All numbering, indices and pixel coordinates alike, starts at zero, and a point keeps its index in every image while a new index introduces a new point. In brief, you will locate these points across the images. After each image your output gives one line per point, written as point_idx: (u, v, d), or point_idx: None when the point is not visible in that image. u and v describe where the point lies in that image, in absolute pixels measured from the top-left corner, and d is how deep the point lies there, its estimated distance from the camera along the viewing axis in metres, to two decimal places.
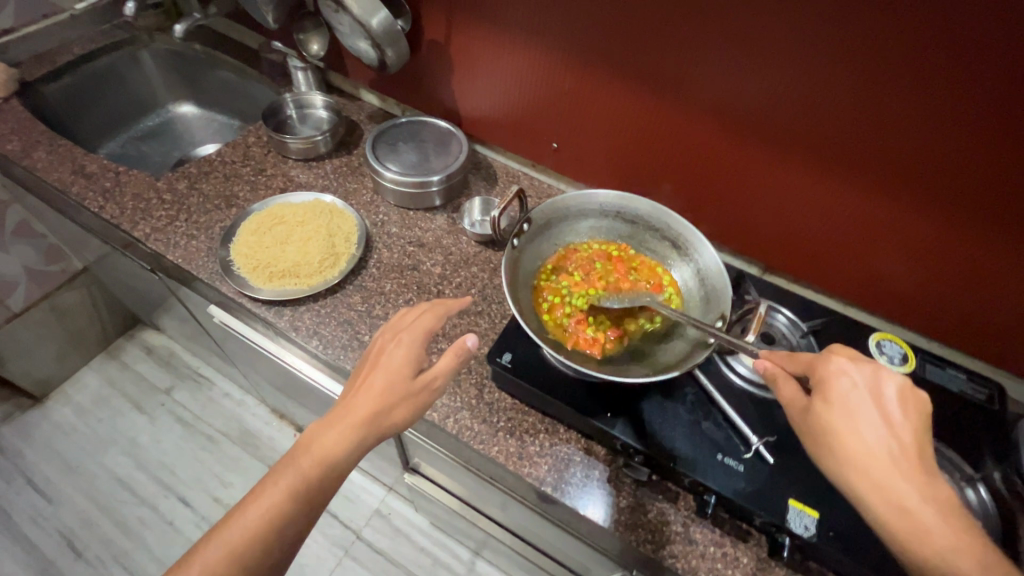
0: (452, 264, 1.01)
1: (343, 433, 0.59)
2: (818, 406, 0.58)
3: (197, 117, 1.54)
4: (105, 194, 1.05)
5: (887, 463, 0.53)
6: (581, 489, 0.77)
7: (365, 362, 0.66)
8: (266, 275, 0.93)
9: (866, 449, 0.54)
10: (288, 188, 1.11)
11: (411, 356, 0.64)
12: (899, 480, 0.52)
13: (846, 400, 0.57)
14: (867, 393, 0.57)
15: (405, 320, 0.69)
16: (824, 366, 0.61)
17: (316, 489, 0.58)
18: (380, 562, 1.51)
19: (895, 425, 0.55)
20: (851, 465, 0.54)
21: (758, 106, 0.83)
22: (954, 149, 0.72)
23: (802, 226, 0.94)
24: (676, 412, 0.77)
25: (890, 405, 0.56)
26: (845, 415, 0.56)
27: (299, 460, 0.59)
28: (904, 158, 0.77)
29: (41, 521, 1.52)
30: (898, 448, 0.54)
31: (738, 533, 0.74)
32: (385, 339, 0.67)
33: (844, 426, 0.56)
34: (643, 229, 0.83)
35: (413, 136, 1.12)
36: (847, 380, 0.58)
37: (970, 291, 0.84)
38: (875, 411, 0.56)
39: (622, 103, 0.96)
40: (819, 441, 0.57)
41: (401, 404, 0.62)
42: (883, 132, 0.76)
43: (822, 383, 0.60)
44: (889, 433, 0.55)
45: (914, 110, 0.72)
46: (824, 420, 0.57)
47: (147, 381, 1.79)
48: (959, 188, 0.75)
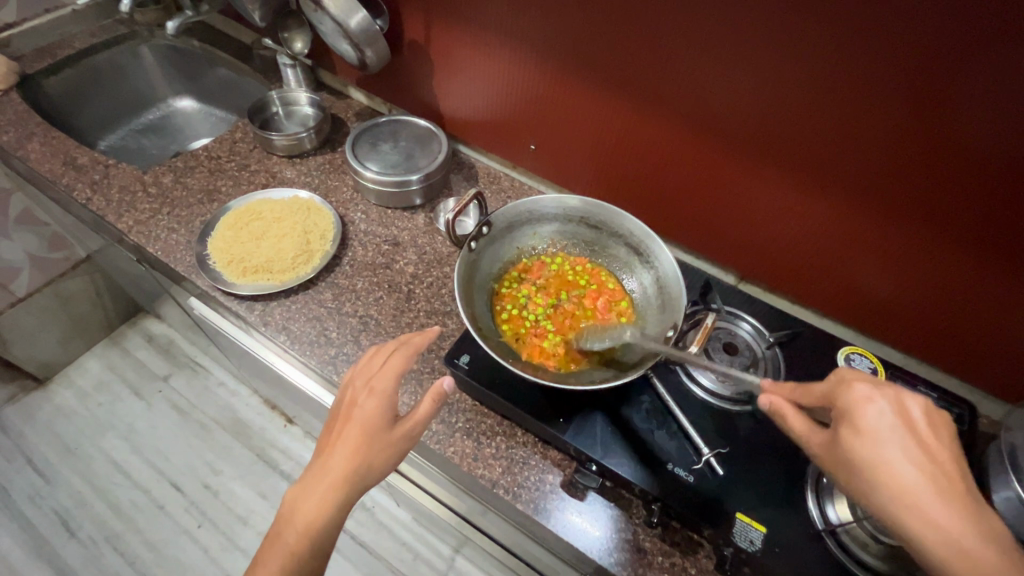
0: (425, 264, 1.02)
1: (325, 493, 0.59)
2: (847, 437, 0.51)
3: (196, 111, 1.57)
4: (94, 186, 1.08)
5: (937, 498, 0.46)
6: (534, 493, 0.77)
7: (338, 414, 0.65)
8: (240, 270, 0.95)
9: (907, 481, 0.47)
10: (270, 184, 1.13)
11: (385, 405, 0.63)
12: (958, 519, 0.45)
13: (880, 428, 0.50)
14: (898, 415, 0.51)
15: (374, 365, 0.68)
16: (847, 393, 0.54)
17: (305, 562, 0.57)
18: (361, 554, 1.53)
19: (936, 451, 0.49)
20: (899, 505, 0.46)
21: (729, 115, 0.82)
22: (922, 161, 0.71)
23: (774, 235, 0.92)
24: (630, 419, 0.76)
25: (923, 429, 0.50)
26: (878, 443, 0.50)
27: (284, 534, 0.58)
28: (872, 168, 0.75)
29: (39, 500, 1.58)
30: (946, 481, 0.47)
31: (688, 544, 0.73)
32: (356, 390, 0.65)
33: (883, 457, 0.49)
34: (607, 235, 0.83)
35: (394, 135, 1.13)
36: (872, 403, 0.52)
37: (942, 305, 0.82)
38: (908, 436, 0.50)
39: (596, 107, 0.96)
40: (854, 477, 0.50)
41: (380, 458, 0.61)
42: (850, 142, 0.74)
43: (848, 411, 0.53)
44: (925, 460, 0.48)
45: (881, 122, 0.71)
46: (858, 452, 0.50)
47: (146, 368, 1.84)
48: (928, 203, 0.74)
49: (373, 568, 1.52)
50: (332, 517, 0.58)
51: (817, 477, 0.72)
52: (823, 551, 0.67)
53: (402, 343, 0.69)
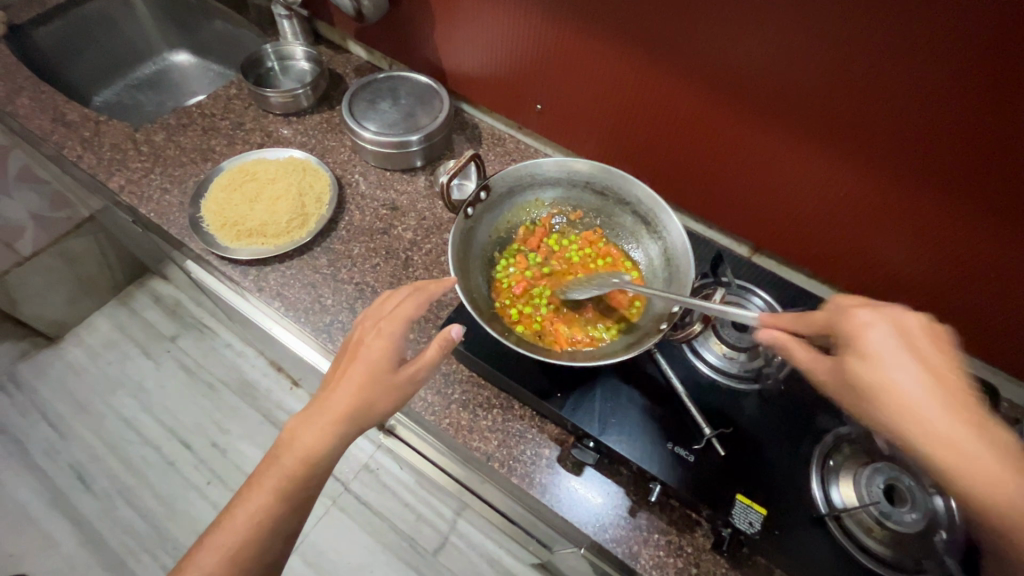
0: (424, 230, 0.98)
1: (320, 432, 0.56)
2: (854, 363, 0.49)
3: (193, 66, 1.51)
4: (84, 143, 1.05)
5: (945, 413, 0.44)
6: (530, 467, 0.75)
7: (343, 354, 0.61)
8: (233, 233, 0.92)
9: (920, 404, 0.45)
10: (266, 144, 1.08)
11: (391, 349, 0.60)
12: (960, 428, 0.43)
13: (882, 349, 0.48)
14: (899, 333, 0.48)
15: (386, 307, 0.64)
16: (846, 321, 0.52)
17: (300, 487, 0.57)
18: (366, 514, 1.57)
19: (937, 364, 0.46)
20: (902, 425, 0.45)
21: (749, 75, 0.75)
22: (958, 127, 0.64)
23: (793, 204, 0.87)
24: (631, 396, 0.74)
25: (927, 346, 0.48)
26: (888, 366, 0.47)
27: (282, 458, 0.57)
28: (902, 134, 0.68)
29: (54, 454, 1.62)
30: (949, 392, 0.45)
31: (685, 522, 0.72)
32: (365, 329, 0.62)
33: (890, 378, 0.46)
34: (614, 202, 0.78)
35: (393, 92, 1.06)
36: (869, 324, 0.50)
37: (970, 284, 0.77)
38: (910, 353, 0.47)
39: (605, 63, 0.89)
40: (868, 404, 0.47)
41: (383, 400, 0.58)
42: (880, 104, 0.67)
43: (850, 337, 0.50)
44: (934, 379, 0.45)
45: (918, 86, 0.63)
46: (867, 376, 0.47)
47: (154, 328, 1.85)
48: (962, 177, 0.68)
49: (376, 526, 1.56)
50: (331, 449, 0.56)
51: (823, 459, 0.69)
52: (824, 534, 0.65)
53: (416, 286, 0.65)
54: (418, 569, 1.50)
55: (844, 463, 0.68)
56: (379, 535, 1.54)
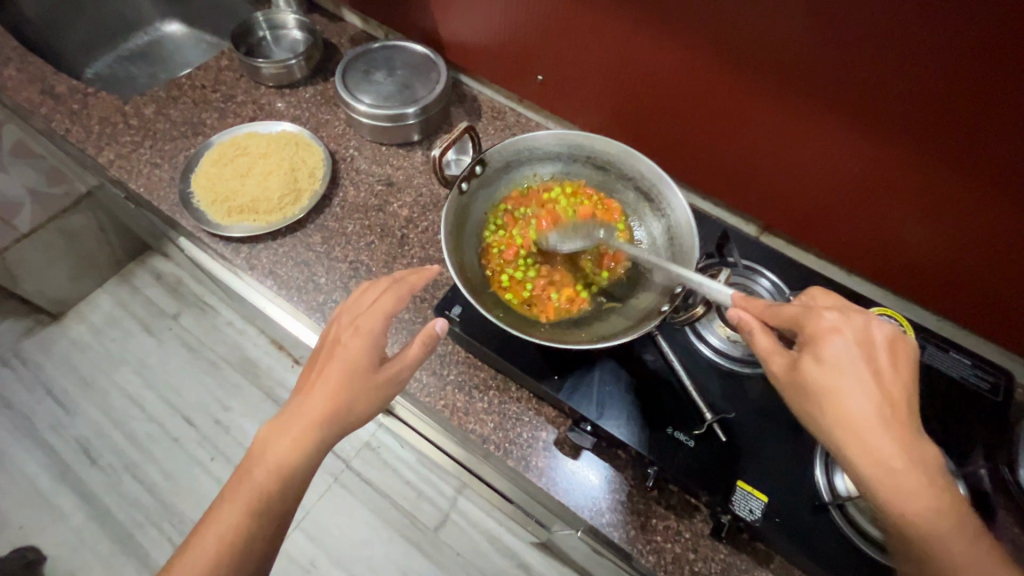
0: (420, 207, 0.95)
1: (300, 434, 0.57)
2: (806, 364, 0.50)
3: (185, 36, 1.47)
4: (72, 116, 1.02)
5: (879, 426, 0.47)
6: (526, 449, 0.74)
7: (320, 352, 0.63)
8: (224, 210, 0.90)
9: (857, 412, 0.47)
10: (258, 116, 1.05)
11: (370, 347, 0.61)
12: (892, 444, 0.46)
13: (840, 359, 0.49)
14: (860, 344, 0.49)
15: (363, 302, 0.65)
16: (812, 321, 0.51)
17: (276, 497, 0.57)
18: (367, 491, 1.58)
19: (886, 379, 0.49)
20: (837, 428, 0.48)
21: (761, 41, 0.71)
22: (984, 91, 0.60)
23: (804, 179, 0.83)
24: (630, 379, 0.71)
25: (880, 354, 0.49)
26: (836, 374, 0.48)
27: (254, 471, 0.58)
28: (923, 101, 0.65)
29: (61, 429, 1.64)
30: (890, 409, 0.47)
31: (684, 507, 0.70)
32: (341, 327, 0.63)
33: (837, 385, 0.48)
34: (616, 177, 0.74)
35: (389, 62, 1.02)
36: (836, 331, 0.50)
37: (988, 261, 0.74)
38: (862, 363, 0.49)
39: (610, 29, 0.85)
40: (806, 402, 0.50)
41: (362, 401, 0.59)
42: (901, 69, 0.64)
43: (812, 338, 0.51)
44: (877, 391, 0.48)
45: (940, 48, 0.60)
46: (813, 378, 0.49)
47: (155, 305, 1.84)
48: (986, 146, 0.64)
49: (377, 503, 1.57)
50: (305, 458, 0.57)
51: None
52: (827, 523, 0.63)
53: (396, 278, 0.65)
54: (419, 545, 1.52)
55: None
56: (380, 512, 1.56)
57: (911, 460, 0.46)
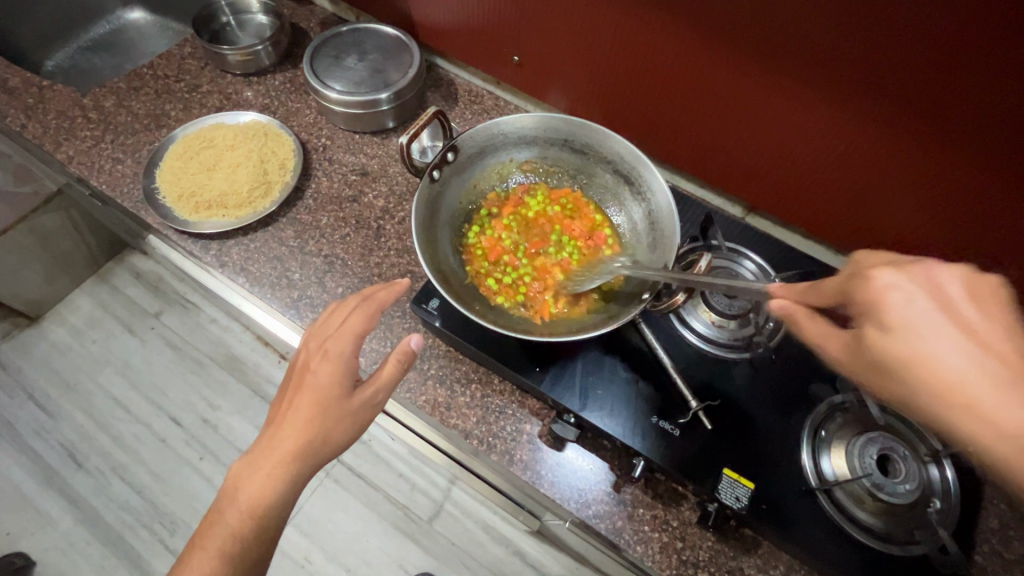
0: (396, 197, 0.92)
1: (273, 470, 0.56)
2: (873, 336, 0.40)
3: (149, 23, 1.41)
4: (27, 111, 0.97)
5: (990, 391, 0.36)
6: (511, 443, 0.72)
7: (290, 382, 0.62)
8: (192, 206, 0.86)
9: (955, 381, 0.37)
10: (225, 106, 1.00)
11: (341, 371, 0.61)
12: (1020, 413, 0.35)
13: (912, 317, 0.39)
14: (934, 293, 0.39)
15: (331, 326, 0.65)
16: (863, 282, 0.42)
17: (249, 545, 0.55)
18: (360, 485, 1.57)
19: (987, 333, 0.38)
20: (937, 407, 0.37)
21: (741, 15, 0.68)
22: (969, 64, 0.58)
23: (789, 158, 0.81)
24: (613, 369, 0.70)
25: (962, 303, 0.39)
26: (912, 338, 0.38)
27: (227, 515, 0.56)
28: (907, 76, 0.63)
29: (44, 434, 1.61)
30: (1003, 366, 0.36)
31: (670, 495, 0.69)
32: (310, 354, 0.63)
33: (921, 355, 0.38)
34: (595, 160, 0.72)
35: (359, 46, 0.98)
36: (899, 286, 0.40)
37: (976, 237, 0.72)
38: (948, 318, 0.39)
39: (586, 5, 0.81)
40: (885, 382, 0.40)
41: (338, 428, 0.58)
42: (884, 42, 0.61)
43: (870, 301, 0.41)
44: (975, 347, 0.37)
45: (923, 20, 0.58)
46: (889, 351, 0.39)
47: (136, 304, 1.79)
48: (976, 123, 0.62)
49: (371, 497, 1.56)
50: (280, 481, 0.56)
51: (815, 429, 0.66)
52: (814, 509, 0.62)
53: (364, 298, 0.67)
54: (414, 537, 1.52)
55: (836, 434, 0.65)
56: (374, 505, 1.55)
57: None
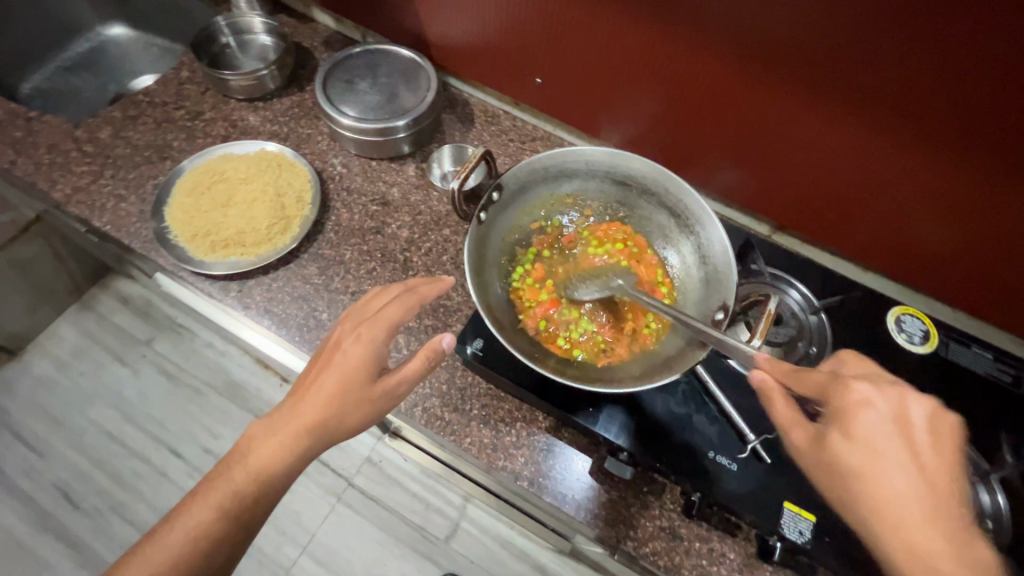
0: (421, 226, 0.89)
1: (284, 440, 0.55)
2: (835, 439, 0.47)
3: (131, 40, 1.33)
4: (17, 146, 0.91)
5: (919, 515, 0.44)
6: (561, 482, 0.71)
7: (320, 354, 0.59)
8: (207, 245, 0.82)
9: (894, 499, 0.44)
10: (231, 134, 0.95)
11: (371, 357, 0.57)
12: (929, 531, 0.43)
13: (869, 434, 0.46)
14: (892, 420, 0.47)
15: (369, 307, 0.61)
16: (841, 394, 0.49)
17: (249, 500, 0.54)
18: (374, 508, 1.53)
19: (928, 466, 0.45)
20: (877, 519, 0.44)
21: (772, 44, 0.68)
22: (1003, 91, 0.59)
23: (817, 181, 0.81)
24: (665, 404, 0.69)
25: (918, 432, 0.47)
26: (869, 455, 0.46)
27: (233, 468, 0.55)
28: (940, 103, 0.63)
29: (34, 474, 1.53)
30: (931, 493, 0.44)
31: (727, 528, 0.69)
32: (344, 332, 0.60)
33: (868, 466, 0.46)
34: (637, 193, 0.71)
35: (372, 69, 0.94)
36: (870, 407, 0.48)
37: (1007, 254, 0.73)
38: (902, 443, 0.46)
39: (610, 31, 0.80)
40: (840, 486, 0.47)
41: (355, 412, 0.56)
42: (918, 70, 0.62)
43: (841, 412, 0.48)
44: (916, 473, 0.45)
45: (957, 51, 0.59)
46: (847, 459, 0.46)
47: (124, 331, 1.69)
48: (1014, 147, 0.63)
49: (385, 519, 1.52)
50: None
51: None
52: None
53: (408, 286, 0.62)
54: (432, 557, 1.48)
55: None
56: (389, 528, 1.51)
57: (965, 564, 0.42)
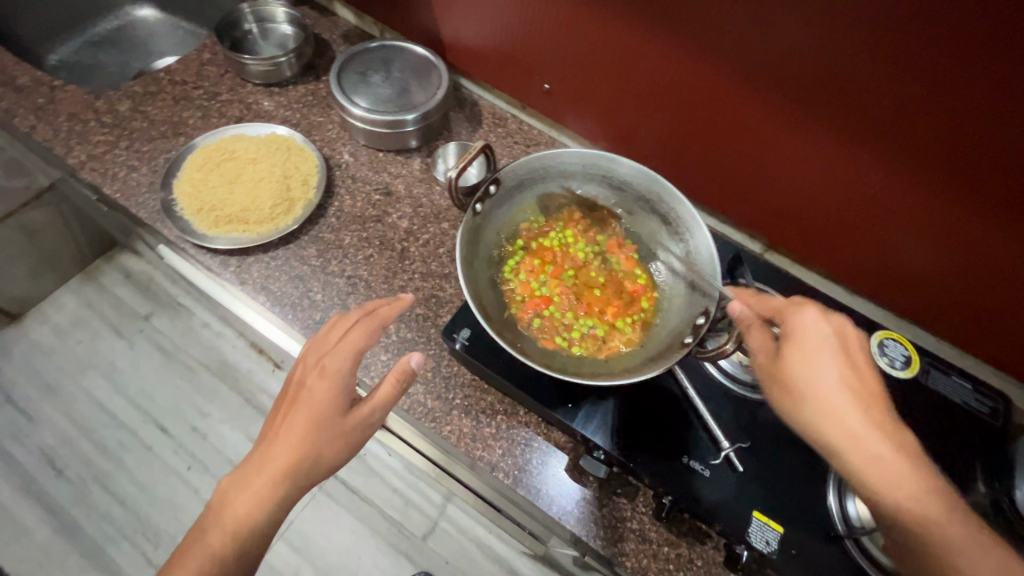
0: (421, 218, 0.91)
1: (261, 488, 0.56)
2: (783, 354, 0.57)
3: (159, 22, 1.37)
4: (38, 111, 0.94)
5: (855, 416, 0.53)
6: (536, 476, 0.72)
7: (285, 396, 0.62)
8: (211, 219, 0.84)
9: (836, 404, 0.53)
10: (244, 117, 0.98)
11: (337, 390, 0.60)
12: (864, 426, 0.52)
13: (816, 346, 0.56)
14: (836, 336, 0.56)
15: (331, 341, 0.64)
16: (793, 315, 0.58)
17: (229, 567, 0.54)
18: (354, 500, 1.52)
19: (859, 373, 0.56)
20: (821, 422, 0.53)
21: (765, 66, 0.71)
22: (983, 125, 0.61)
23: (807, 203, 0.83)
24: (644, 407, 0.70)
25: (851, 345, 0.57)
26: (811, 365, 0.55)
27: (209, 536, 0.56)
28: (923, 132, 0.66)
29: (23, 439, 1.53)
30: (860, 390, 0.54)
31: (696, 535, 0.69)
32: (307, 369, 0.62)
33: (812, 374, 0.55)
34: (632, 199, 0.73)
35: (387, 64, 0.97)
36: (817, 328, 0.57)
37: (990, 286, 0.74)
38: (839, 355, 0.56)
39: (616, 43, 0.83)
40: (785, 391, 0.56)
41: (330, 448, 0.57)
42: (902, 100, 0.64)
43: (790, 330, 0.58)
44: (850, 379, 0.55)
45: (939, 83, 0.61)
46: (791, 369, 0.55)
47: (125, 305, 1.72)
48: (994, 181, 0.65)
49: (364, 512, 1.51)
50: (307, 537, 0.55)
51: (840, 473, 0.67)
52: (842, 555, 0.63)
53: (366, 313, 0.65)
54: (407, 554, 1.48)
55: None
56: (367, 521, 1.50)
57: (894, 448, 0.52)
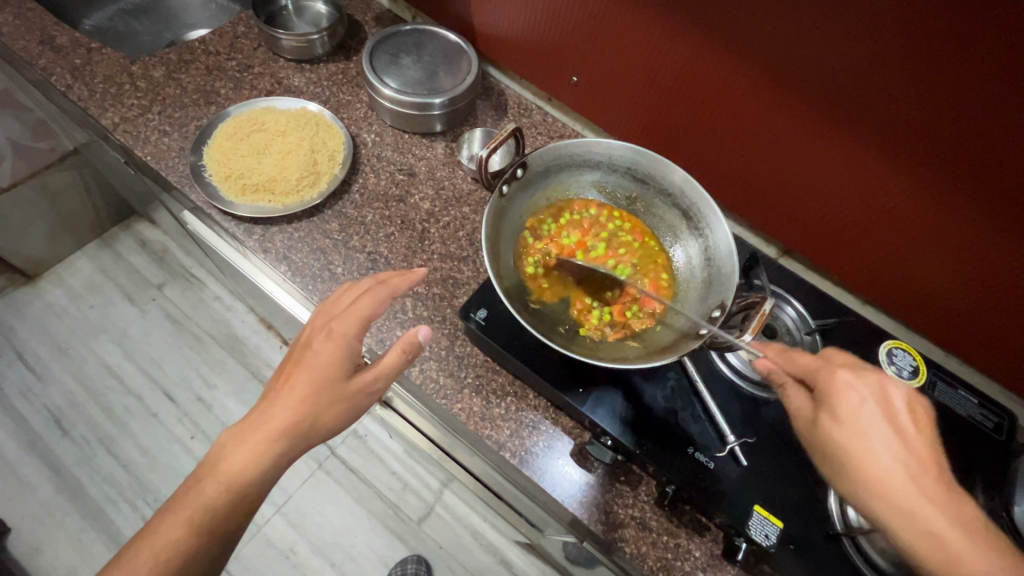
0: (443, 201, 0.92)
1: (258, 444, 0.57)
2: (824, 421, 0.53)
3: None
4: (74, 72, 0.96)
5: (911, 490, 0.48)
6: (542, 459, 0.73)
7: (291, 355, 0.62)
8: (238, 187, 0.86)
9: (885, 471, 0.49)
10: (275, 91, 1.00)
11: (342, 354, 0.61)
12: (919, 500, 0.48)
13: (855, 413, 0.52)
14: (880, 403, 0.52)
15: (340, 305, 0.65)
16: (828, 378, 0.55)
17: (219, 518, 0.56)
18: (352, 479, 1.53)
19: (912, 440, 0.51)
20: (875, 496, 0.49)
21: (790, 73, 0.72)
22: (998, 145, 0.63)
23: (824, 210, 0.84)
24: (652, 397, 0.71)
25: (902, 416, 0.52)
26: (855, 432, 0.51)
27: (204, 486, 0.56)
28: (941, 147, 0.67)
29: (32, 396, 1.55)
30: (919, 466, 0.50)
31: (694, 526, 0.70)
32: (313, 331, 0.63)
33: (861, 447, 0.51)
34: (654, 192, 0.76)
35: (418, 47, 0.98)
36: (857, 395, 0.53)
37: (1000, 305, 0.76)
38: (886, 422, 0.52)
39: (644, 39, 0.84)
40: (834, 460, 0.52)
41: (331, 411, 0.58)
42: (923, 115, 0.65)
43: (828, 393, 0.54)
44: (900, 446, 0.51)
45: (959, 101, 0.62)
46: (838, 440, 0.52)
47: (139, 273, 1.74)
48: (1007, 201, 0.66)
49: (362, 492, 1.52)
50: None
51: None
52: (840, 554, 0.64)
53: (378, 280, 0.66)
54: (402, 537, 1.49)
55: None
56: (365, 502, 1.51)
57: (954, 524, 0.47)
